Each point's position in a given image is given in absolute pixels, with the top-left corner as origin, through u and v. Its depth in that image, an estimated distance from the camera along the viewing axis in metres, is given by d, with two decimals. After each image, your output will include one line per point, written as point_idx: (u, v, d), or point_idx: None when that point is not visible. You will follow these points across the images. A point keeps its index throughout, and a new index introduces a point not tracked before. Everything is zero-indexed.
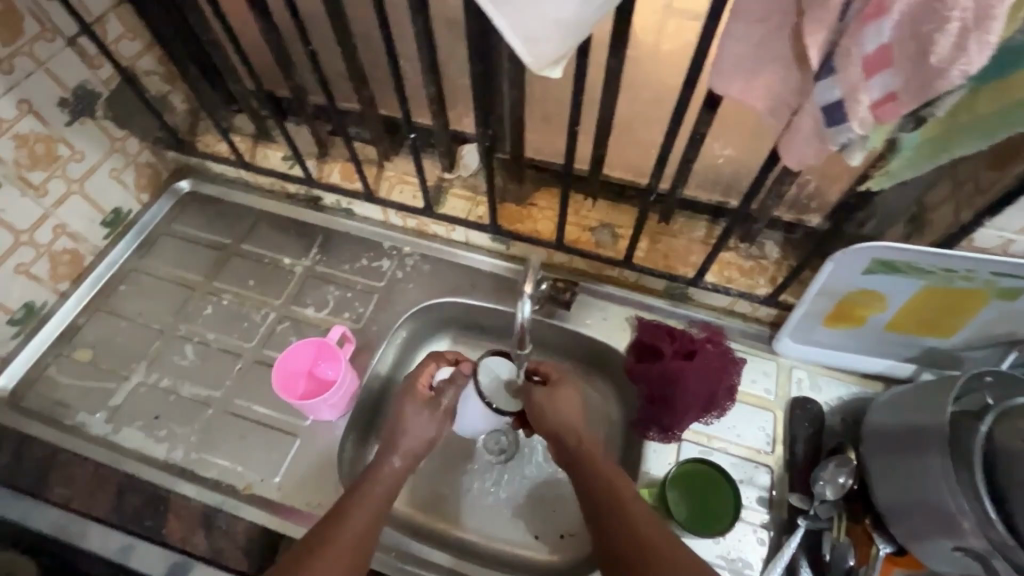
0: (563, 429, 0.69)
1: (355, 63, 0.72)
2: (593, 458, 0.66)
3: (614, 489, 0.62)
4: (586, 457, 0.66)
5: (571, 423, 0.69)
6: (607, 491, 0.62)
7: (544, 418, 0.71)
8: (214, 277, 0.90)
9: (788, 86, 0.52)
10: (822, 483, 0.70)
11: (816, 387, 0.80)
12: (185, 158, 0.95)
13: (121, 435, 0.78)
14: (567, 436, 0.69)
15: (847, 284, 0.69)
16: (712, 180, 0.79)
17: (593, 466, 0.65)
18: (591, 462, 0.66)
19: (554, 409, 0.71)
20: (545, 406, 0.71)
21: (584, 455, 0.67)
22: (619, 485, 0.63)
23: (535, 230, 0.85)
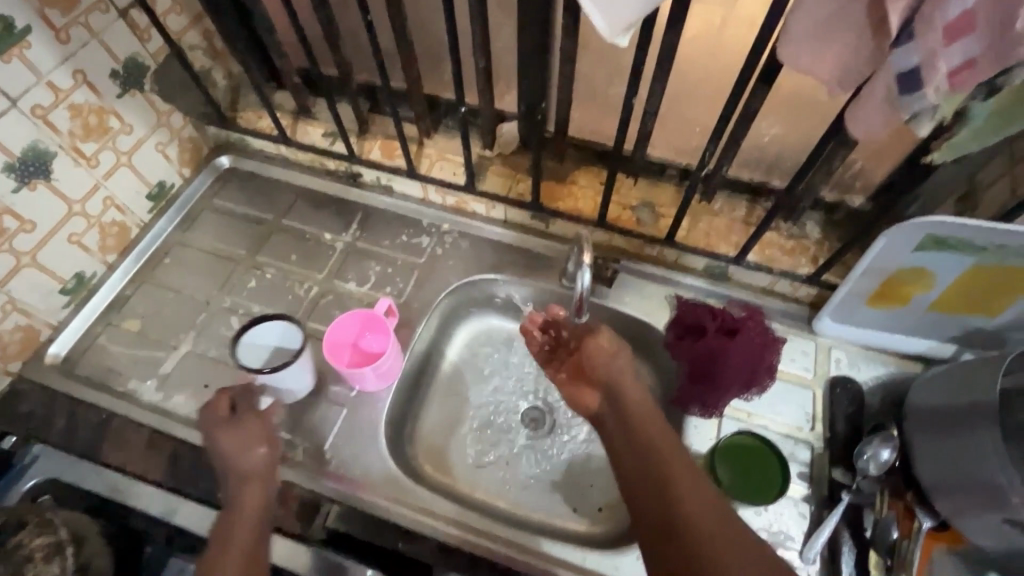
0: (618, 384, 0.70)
1: (403, 35, 0.79)
2: (643, 420, 0.66)
3: (662, 455, 0.63)
4: (637, 416, 0.67)
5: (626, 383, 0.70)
6: (651, 454, 0.63)
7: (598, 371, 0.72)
8: (257, 252, 0.96)
9: (861, 56, 0.49)
10: (866, 458, 0.73)
11: (855, 366, 0.84)
12: (227, 134, 1.02)
13: (172, 402, 0.82)
14: (625, 393, 0.70)
15: (897, 263, 0.71)
16: (757, 159, 0.84)
17: (646, 427, 0.66)
18: (641, 423, 0.66)
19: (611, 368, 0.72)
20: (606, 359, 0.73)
21: (636, 413, 0.67)
22: (667, 454, 0.63)
23: (576, 208, 0.91)
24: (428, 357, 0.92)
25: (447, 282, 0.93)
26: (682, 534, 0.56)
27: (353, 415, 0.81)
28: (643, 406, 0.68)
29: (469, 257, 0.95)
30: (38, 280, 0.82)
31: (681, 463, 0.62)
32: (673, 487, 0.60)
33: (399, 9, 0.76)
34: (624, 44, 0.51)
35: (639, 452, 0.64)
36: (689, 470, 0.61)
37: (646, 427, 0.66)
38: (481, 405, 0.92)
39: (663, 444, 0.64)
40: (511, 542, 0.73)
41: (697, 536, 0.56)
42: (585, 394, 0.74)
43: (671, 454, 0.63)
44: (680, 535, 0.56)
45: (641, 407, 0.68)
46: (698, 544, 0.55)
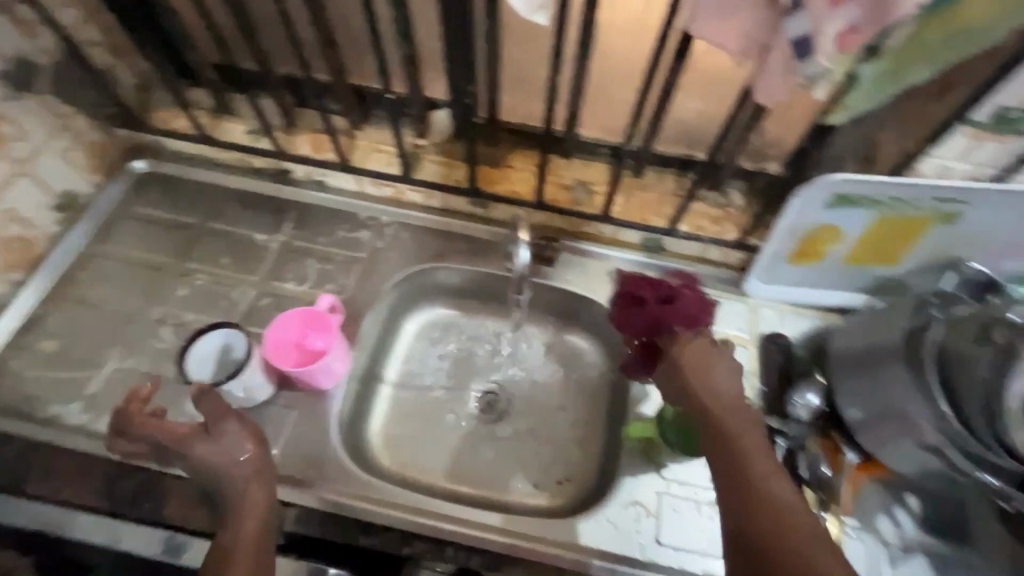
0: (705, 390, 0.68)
1: (322, 23, 0.76)
2: (737, 426, 0.64)
3: (746, 460, 0.62)
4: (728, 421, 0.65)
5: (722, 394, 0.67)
6: (735, 462, 0.62)
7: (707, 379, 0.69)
8: (185, 258, 0.91)
9: (760, 23, 0.52)
10: (797, 406, 0.78)
11: (783, 321, 0.91)
12: (140, 136, 0.97)
13: (102, 423, 0.76)
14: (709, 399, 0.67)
15: (811, 221, 0.76)
16: (680, 134, 0.88)
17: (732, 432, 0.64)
18: (730, 434, 0.64)
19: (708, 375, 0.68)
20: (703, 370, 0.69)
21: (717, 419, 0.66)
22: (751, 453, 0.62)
23: (514, 191, 0.92)
24: (378, 351, 0.92)
25: (390, 275, 0.92)
26: (780, 540, 0.55)
27: (302, 417, 0.79)
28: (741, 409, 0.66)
29: (411, 248, 0.94)
30: None
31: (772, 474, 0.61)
32: (763, 491, 0.59)
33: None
34: (542, 22, 0.52)
35: (724, 461, 0.63)
36: (778, 475, 0.61)
37: (733, 434, 0.64)
38: (435, 394, 0.92)
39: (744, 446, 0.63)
40: (497, 527, 0.74)
41: (793, 540, 0.55)
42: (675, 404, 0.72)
43: (756, 459, 0.62)
44: (770, 543, 0.56)
45: (738, 412, 0.66)
46: (791, 542, 0.55)
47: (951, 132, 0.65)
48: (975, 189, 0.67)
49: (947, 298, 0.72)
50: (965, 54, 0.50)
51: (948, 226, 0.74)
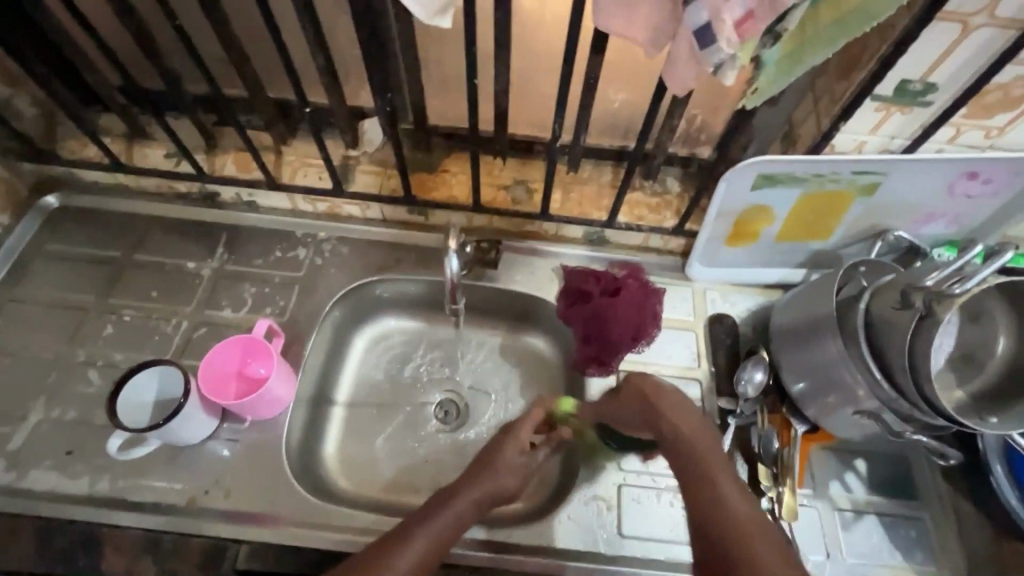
0: (665, 420, 0.65)
1: (230, 38, 0.73)
2: (698, 448, 0.62)
3: (713, 475, 0.59)
4: (689, 443, 0.63)
5: (677, 418, 0.65)
6: (699, 487, 0.59)
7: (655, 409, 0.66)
8: (110, 294, 0.86)
9: (665, 14, 0.52)
10: (744, 383, 0.80)
11: (728, 302, 0.92)
12: (50, 169, 0.91)
13: (28, 480, 0.71)
14: (676, 425, 0.64)
15: (742, 203, 0.78)
16: (611, 125, 0.89)
17: (693, 458, 0.61)
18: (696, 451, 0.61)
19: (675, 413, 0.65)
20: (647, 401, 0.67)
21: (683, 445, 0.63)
22: (715, 469, 0.60)
23: (451, 196, 0.91)
24: (327, 372, 0.89)
25: (332, 292, 0.89)
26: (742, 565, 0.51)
27: (248, 449, 0.75)
28: (698, 431, 0.63)
29: (352, 262, 0.92)
30: None
31: (728, 484, 0.58)
32: (725, 506, 0.56)
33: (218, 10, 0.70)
34: (444, 26, 0.51)
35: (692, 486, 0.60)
36: (744, 497, 0.57)
37: (696, 454, 0.61)
38: (390, 409, 0.90)
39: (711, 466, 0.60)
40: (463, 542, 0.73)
41: (749, 549, 0.52)
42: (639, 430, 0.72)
43: (722, 479, 0.58)
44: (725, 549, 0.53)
45: (701, 435, 0.63)
46: (759, 559, 0.51)
47: (861, 108, 0.65)
48: (890, 160, 0.69)
49: (875, 269, 0.75)
50: (861, 32, 0.51)
51: (870, 198, 0.76)
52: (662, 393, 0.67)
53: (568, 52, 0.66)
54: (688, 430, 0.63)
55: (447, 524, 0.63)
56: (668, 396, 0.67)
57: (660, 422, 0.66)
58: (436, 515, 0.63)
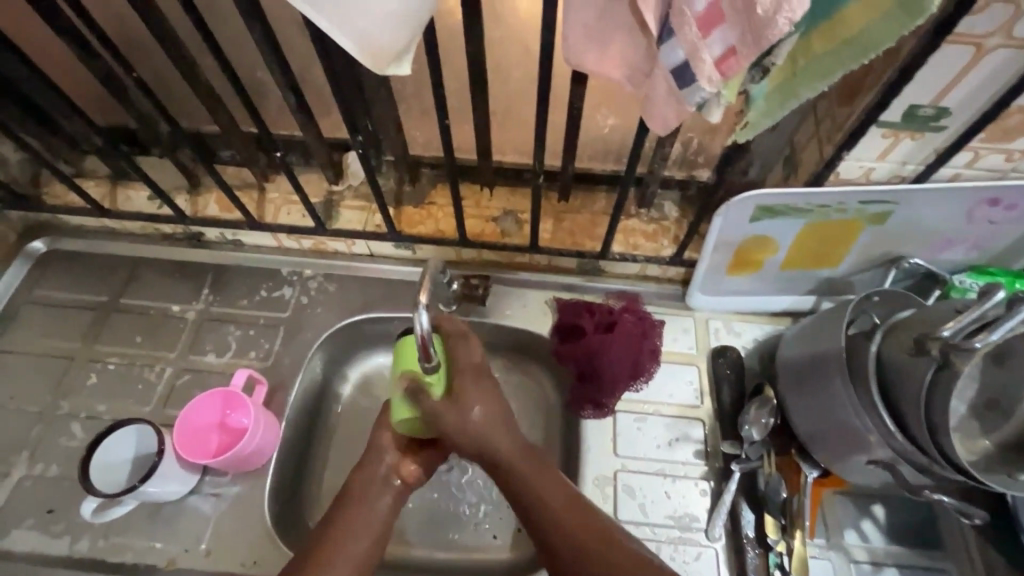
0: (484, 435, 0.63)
1: (197, 81, 0.71)
2: (524, 464, 0.65)
3: (532, 488, 0.64)
4: (515, 464, 0.64)
5: (483, 430, 0.63)
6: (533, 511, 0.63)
7: (464, 422, 0.63)
8: (95, 341, 0.85)
9: (640, 53, 0.48)
10: (748, 426, 0.76)
11: (733, 332, 0.86)
12: (35, 215, 0.90)
13: (11, 539, 0.71)
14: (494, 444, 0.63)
15: (740, 234, 0.73)
16: (602, 151, 0.84)
17: (524, 474, 0.64)
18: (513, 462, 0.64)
19: (467, 422, 0.63)
20: (458, 418, 0.63)
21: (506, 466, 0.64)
22: (549, 487, 0.64)
23: (438, 229, 0.87)
24: (315, 415, 0.86)
25: (318, 333, 0.86)
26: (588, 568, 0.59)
27: (229, 505, 0.73)
28: (517, 452, 0.64)
29: (338, 300, 0.89)
30: None
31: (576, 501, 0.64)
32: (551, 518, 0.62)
33: (182, 55, 0.68)
34: (402, 74, 0.47)
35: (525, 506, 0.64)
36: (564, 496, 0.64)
37: (522, 472, 0.64)
38: None
39: (554, 491, 0.64)
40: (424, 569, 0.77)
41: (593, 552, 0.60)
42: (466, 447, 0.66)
43: (540, 486, 0.64)
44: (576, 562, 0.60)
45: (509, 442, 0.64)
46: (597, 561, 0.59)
47: (867, 134, 0.60)
48: (902, 189, 0.64)
49: (889, 300, 0.69)
50: (858, 65, 0.45)
51: (880, 226, 0.70)
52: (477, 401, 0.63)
53: (545, 87, 0.62)
54: (505, 451, 0.64)
55: (372, 524, 0.66)
56: (476, 394, 0.63)
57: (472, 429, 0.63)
58: (353, 521, 0.66)
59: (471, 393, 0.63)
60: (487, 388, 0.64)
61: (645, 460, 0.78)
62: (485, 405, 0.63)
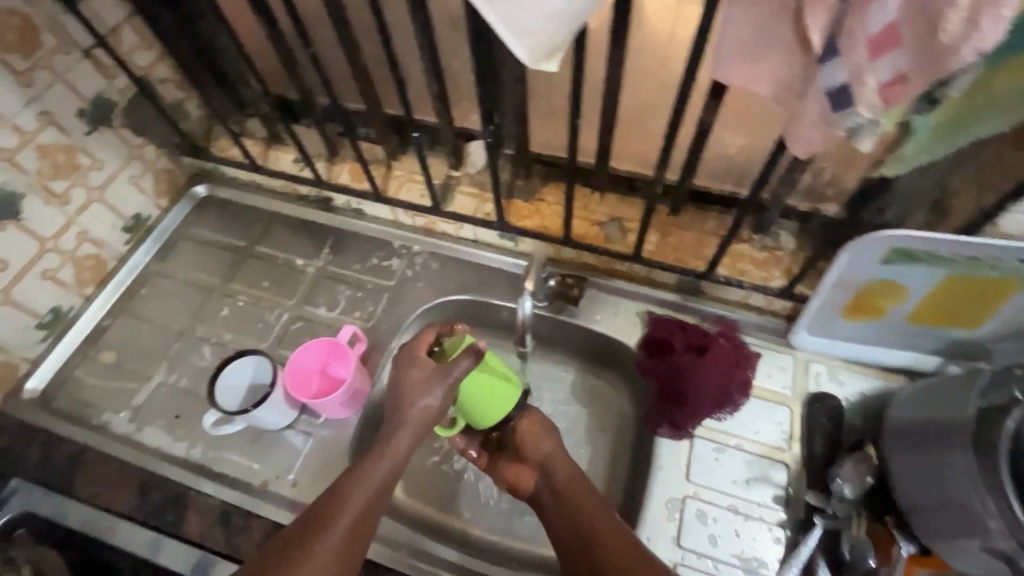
0: (550, 462, 0.73)
1: (355, 60, 0.78)
2: (581, 504, 0.69)
3: (584, 512, 0.68)
4: (572, 496, 0.70)
5: (551, 454, 0.73)
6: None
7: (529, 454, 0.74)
8: (231, 279, 0.97)
9: (793, 70, 0.47)
10: (840, 481, 0.70)
11: (835, 380, 0.81)
12: (202, 163, 1.04)
13: (143, 434, 0.83)
14: (554, 470, 0.72)
15: (866, 275, 0.68)
16: (724, 170, 0.81)
17: (575, 500, 0.69)
18: (569, 487, 0.71)
19: (537, 445, 0.73)
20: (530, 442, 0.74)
21: (565, 491, 0.71)
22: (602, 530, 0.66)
23: (543, 226, 0.90)
24: None
25: (417, 306, 0.92)
26: None
27: (319, 445, 0.80)
28: (571, 479, 0.71)
29: (440, 278, 0.94)
30: (16, 317, 0.84)
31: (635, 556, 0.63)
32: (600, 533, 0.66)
33: (349, 35, 0.75)
34: (550, 71, 0.51)
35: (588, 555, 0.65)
36: (612, 528, 0.66)
37: (571, 503, 0.70)
38: None
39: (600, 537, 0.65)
40: (489, 549, 0.82)
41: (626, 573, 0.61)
42: (526, 478, 0.74)
43: (592, 514, 0.68)
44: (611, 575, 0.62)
45: (564, 468, 0.72)
46: None
47: None
48: None
49: None
50: None
51: None
52: (540, 428, 0.74)
53: (682, 98, 0.62)
54: (564, 478, 0.72)
55: (378, 484, 0.66)
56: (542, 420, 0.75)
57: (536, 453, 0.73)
58: (372, 470, 0.67)
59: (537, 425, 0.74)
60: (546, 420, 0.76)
61: (718, 492, 0.75)
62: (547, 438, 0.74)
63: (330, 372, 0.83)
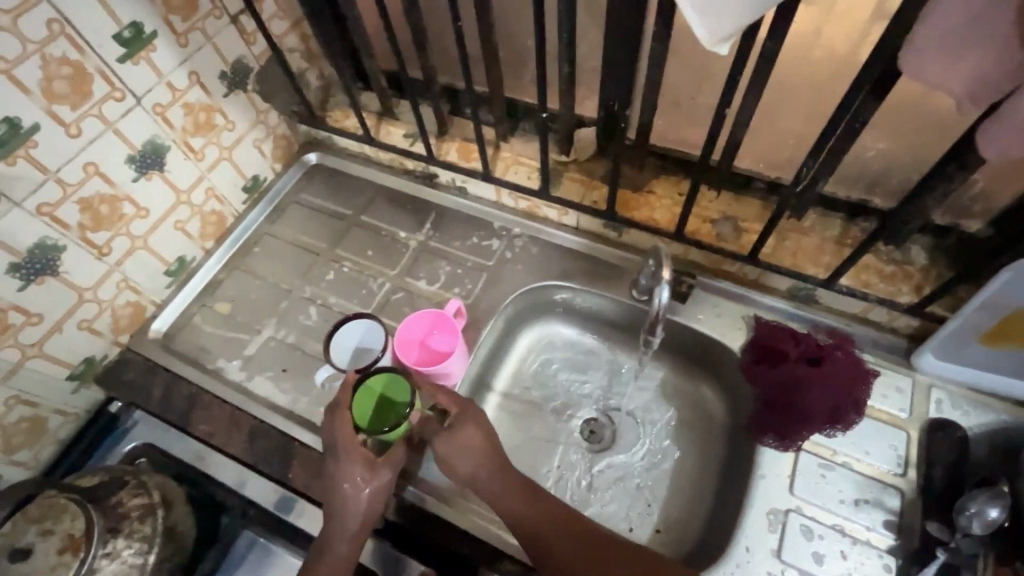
0: (478, 478, 0.71)
1: (489, 38, 0.79)
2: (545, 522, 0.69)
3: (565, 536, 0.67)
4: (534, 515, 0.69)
5: (487, 460, 0.72)
6: None
7: (463, 466, 0.72)
8: (337, 245, 1.00)
9: (1002, 67, 0.43)
10: (968, 515, 0.64)
11: (961, 409, 0.75)
12: (316, 132, 1.08)
13: (253, 382, 0.87)
14: (497, 481, 0.71)
15: (1023, 299, 0.63)
16: (857, 175, 0.77)
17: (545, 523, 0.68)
18: (529, 496, 0.71)
19: (470, 456, 0.72)
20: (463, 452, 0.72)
21: (522, 511, 0.70)
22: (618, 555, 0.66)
23: (652, 218, 0.88)
24: (494, 361, 0.93)
25: (515, 288, 0.92)
26: None
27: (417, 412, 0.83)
28: (523, 488, 0.71)
29: (539, 262, 0.94)
30: (149, 262, 0.90)
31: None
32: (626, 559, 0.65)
33: (487, 12, 0.76)
34: (721, 54, 0.49)
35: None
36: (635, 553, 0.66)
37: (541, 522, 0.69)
38: (541, 417, 0.91)
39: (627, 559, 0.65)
40: None
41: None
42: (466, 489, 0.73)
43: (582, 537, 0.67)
44: None
45: (499, 477, 0.71)
46: None
47: None
48: None
49: None
50: None
51: None
52: (462, 446, 0.72)
53: None
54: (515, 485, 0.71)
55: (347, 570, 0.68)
56: (466, 422, 0.73)
57: (464, 472, 0.72)
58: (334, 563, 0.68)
59: (463, 433, 0.72)
60: (478, 429, 0.73)
61: (825, 510, 0.72)
62: (475, 437, 0.72)
63: (431, 342, 0.85)
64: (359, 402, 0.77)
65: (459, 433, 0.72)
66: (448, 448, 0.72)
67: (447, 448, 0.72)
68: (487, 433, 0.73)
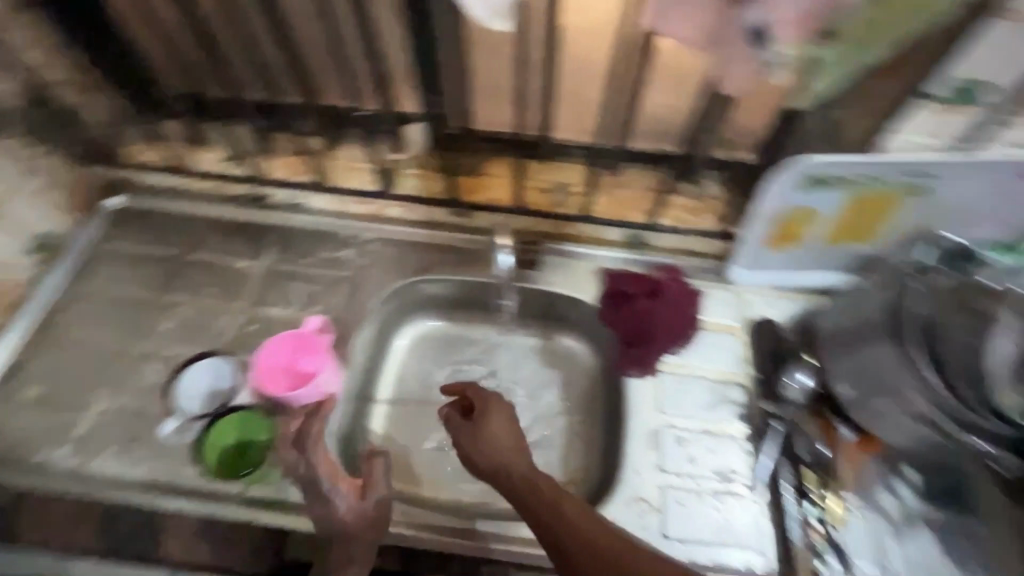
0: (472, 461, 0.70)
1: None
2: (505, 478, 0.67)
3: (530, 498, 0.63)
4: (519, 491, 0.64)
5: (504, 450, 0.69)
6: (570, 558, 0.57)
7: (478, 456, 0.69)
8: (169, 290, 0.90)
9: None
10: (786, 386, 0.78)
11: (772, 306, 0.90)
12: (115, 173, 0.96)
13: (93, 464, 0.75)
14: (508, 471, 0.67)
15: (786, 203, 0.78)
16: (655, 128, 0.87)
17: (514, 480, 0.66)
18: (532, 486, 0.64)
19: (486, 447, 0.69)
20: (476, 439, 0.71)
21: (519, 483, 0.65)
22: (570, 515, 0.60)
23: (494, 198, 0.94)
24: (373, 370, 0.91)
25: (377, 291, 0.91)
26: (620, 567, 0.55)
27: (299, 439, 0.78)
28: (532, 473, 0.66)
29: (396, 262, 0.93)
30: None
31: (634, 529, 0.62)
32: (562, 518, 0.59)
33: None
34: None
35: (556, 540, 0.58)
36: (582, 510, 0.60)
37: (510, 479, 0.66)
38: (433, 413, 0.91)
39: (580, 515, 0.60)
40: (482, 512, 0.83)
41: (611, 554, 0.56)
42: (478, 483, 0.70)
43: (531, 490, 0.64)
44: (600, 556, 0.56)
45: (489, 459, 0.69)
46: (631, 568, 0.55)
47: (916, 111, 0.67)
48: (941, 162, 0.71)
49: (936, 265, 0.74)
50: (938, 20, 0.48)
51: (914, 201, 0.76)
52: (494, 432, 0.71)
53: None
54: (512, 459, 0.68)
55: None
56: (496, 414, 0.73)
57: (476, 463, 0.70)
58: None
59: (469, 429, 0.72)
60: (508, 419, 0.73)
61: (689, 418, 0.82)
62: (500, 420, 0.72)
63: (294, 366, 0.80)
64: (217, 439, 0.76)
65: (488, 422, 0.72)
66: (476, 436, 0.71)
67: (475, 443, 0.70)
68: (512, 419, 0.73)
